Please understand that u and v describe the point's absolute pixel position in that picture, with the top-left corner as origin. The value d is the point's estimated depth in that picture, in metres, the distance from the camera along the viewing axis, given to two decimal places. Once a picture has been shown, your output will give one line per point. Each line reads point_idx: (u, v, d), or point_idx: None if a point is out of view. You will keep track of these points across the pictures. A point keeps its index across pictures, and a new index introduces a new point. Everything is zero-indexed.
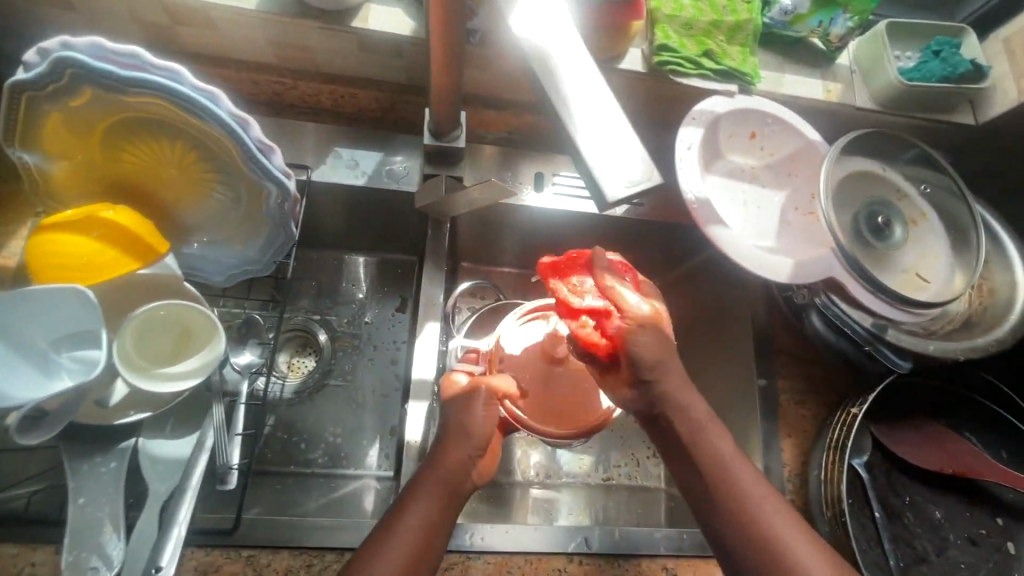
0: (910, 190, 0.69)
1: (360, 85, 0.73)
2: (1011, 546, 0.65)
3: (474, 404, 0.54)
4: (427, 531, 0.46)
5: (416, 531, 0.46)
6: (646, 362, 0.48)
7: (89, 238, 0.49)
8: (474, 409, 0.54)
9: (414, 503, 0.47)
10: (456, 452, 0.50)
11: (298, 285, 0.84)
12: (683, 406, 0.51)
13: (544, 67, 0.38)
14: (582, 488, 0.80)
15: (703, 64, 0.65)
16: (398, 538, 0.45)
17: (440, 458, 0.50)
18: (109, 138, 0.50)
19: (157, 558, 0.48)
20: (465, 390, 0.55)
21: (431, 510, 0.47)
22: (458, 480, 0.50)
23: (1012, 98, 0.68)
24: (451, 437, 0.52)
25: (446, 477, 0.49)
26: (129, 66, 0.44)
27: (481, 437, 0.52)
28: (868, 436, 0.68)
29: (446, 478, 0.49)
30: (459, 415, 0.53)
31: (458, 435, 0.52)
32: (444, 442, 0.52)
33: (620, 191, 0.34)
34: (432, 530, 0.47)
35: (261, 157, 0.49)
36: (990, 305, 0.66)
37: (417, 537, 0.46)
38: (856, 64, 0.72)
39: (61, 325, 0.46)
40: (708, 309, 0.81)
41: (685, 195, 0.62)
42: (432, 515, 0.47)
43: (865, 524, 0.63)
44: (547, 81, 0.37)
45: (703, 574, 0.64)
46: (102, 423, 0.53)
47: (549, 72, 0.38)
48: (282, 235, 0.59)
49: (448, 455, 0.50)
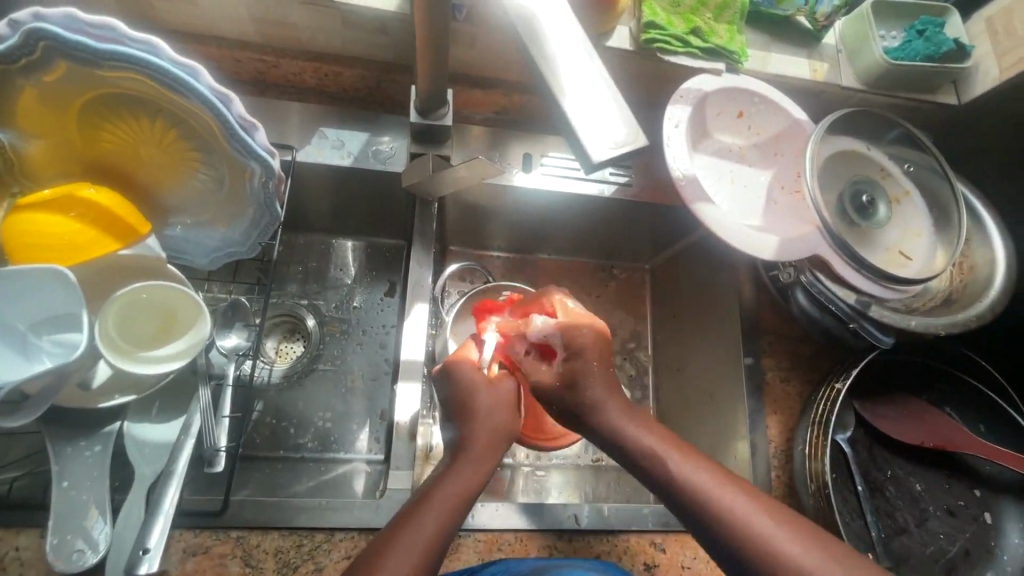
0: (893, 168, 0.69)
1: (345, 63, 0.72)
2: (989, 517, 0.68)
3: (501, 385, 0.55)
4: (445, 532, 0.44)
5: (437, 528, 0.44)
6: (569, 413, 0.53)
7: (67, 217, 0.48)
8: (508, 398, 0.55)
9: (439, 499, 0.45)
10: (489, 446, 0.51)
11: (285, 270, 0.83)
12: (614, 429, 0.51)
13: (531, 33, 0.37)
14: (572, 468, 0.81)
15: (690, 41, 0.65)
16: (423, 533, 0.43)
17: (471, 449, 0.50)
18: (88, 115, 0.49)
19: (145, 538, 0.48)
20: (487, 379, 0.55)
21: (452, 503, 0.46)
22: (484, 478, 0.49)
23: (993, 77, 0.69)
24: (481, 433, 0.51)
25: (469, 479, 0.48)
26: (104, 38, 0.42)
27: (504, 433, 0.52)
28: (851, 412, 0.69)
29: (477, 474, 0.48)
30: (485, 403, 0.53)
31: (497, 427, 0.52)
32: (475, 436, 0.51)
33: (605, 155, 0.34)
34: (451, 533, 0.45)
35: (243, 135, 0.48)
36: (971, 282, 0.68)
37: (440, 535, 0.43)
38: (842, 44, 0.72)
39: (41, 307, 0.45)
40: (695, 290, 0.82)
41: (672, 172, 0.62)
42: (455, 515, 0.45)
43: (849, 498, 0.65)
44: (534, 50, 0.37)
45: (691, 549, 0.65)
46: (85, 406, 0.51)
47: (538, 40, 0.37)
48: (267, 217, 0.58)
49: (473, 455, 0.50)
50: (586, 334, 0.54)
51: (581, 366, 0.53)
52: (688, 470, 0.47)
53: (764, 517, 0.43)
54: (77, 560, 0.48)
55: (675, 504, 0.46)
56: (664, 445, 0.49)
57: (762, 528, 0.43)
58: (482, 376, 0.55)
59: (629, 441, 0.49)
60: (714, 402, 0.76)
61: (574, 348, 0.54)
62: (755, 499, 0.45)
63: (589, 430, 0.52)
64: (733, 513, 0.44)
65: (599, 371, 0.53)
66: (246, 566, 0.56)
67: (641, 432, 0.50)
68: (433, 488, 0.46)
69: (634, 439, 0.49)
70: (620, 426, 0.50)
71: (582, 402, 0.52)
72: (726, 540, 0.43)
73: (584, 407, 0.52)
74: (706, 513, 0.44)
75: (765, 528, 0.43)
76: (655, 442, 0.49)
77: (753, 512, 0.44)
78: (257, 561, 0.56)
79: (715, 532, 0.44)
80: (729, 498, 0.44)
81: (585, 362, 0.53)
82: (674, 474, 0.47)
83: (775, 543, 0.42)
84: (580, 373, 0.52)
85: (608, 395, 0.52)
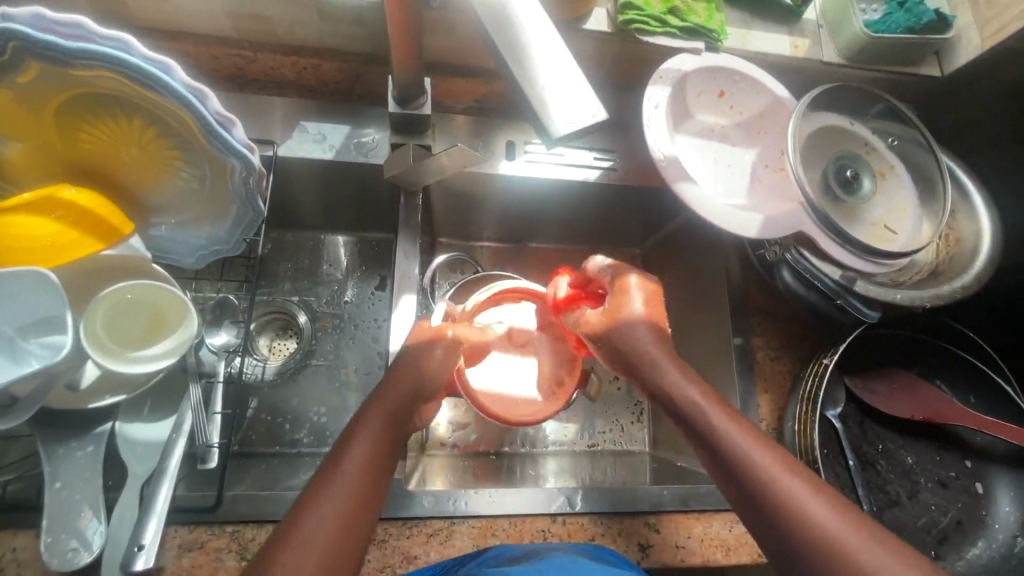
0: (878, 143, 0.69)
1: (323, 56, 0.71)
2: (980, 487, 0.68)
3: (432, 354, 0.57)
4: (370, 468, 0.47)
5: (361, 464, 0.47)
6: (621, 357, 0.56)
7: (49, 219, 0.48)
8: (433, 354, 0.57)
9: (360, 440, 0.48)
10: (403, 386, 0.53)
11: (274, 267, 0.83)
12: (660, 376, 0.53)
13: (487, 8, 0.37)
14: (568, 455, 0.82)
15: (668, 21, 0.64)
16: (346, 473, 0.46)
17: (387, 395, 0.52)
18: (64, 117, 0.49)
19: (139, 536, 0.49)
20: (427, 339, 0.59)
21: (374, 446, 0.48)
22: (403, 418, 0.52)
23: (977, 47, 0.69)
24: (399, 381, 0.53)
25: (389, 419, 0.51)
26: (73, 37, 0.42)
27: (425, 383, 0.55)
28: (842, 388, 0.70)
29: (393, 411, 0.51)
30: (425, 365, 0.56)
31: (414, 375, 0.55)
32: (393, 382, 0.53)
33: (567, 128, 0.34)
34: (380, 468, 0.48)
35: (221, 132, 0.48)
36: (957, 254, 0.68)
37: (364, 474, 0.46)
38: (823, 19, 0.72)
39: (25, 310, 0.45)
40: (684, 274, 0.82)
41: (654, 153, 0.62)
42: (379, 454, 0.48)
43: (840, 473, 0.65)
44: (493, 27, 0.36)
45: (684, 529, 0.65)
46: (75, 407, 0.51)
47: (494, 13, 0.37)
48: (250, 212, 0.58)
49: (390, 400, 0.52)
50: (631, 296, 0.57)
51: (628, 308, 0.56)
52: (731, 428, 0.48)
53: (790, 479, 0.45)
54: (73, 559, 0.48)
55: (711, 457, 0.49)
56: (707, 401, 0.50)
57: (793, 490, 0.44)
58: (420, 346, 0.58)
59: (676, 390, 0.52)
60: (706, 382, 0.77)
61: (620, 289, 0.58)
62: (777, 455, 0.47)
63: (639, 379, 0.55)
64: (764, 471, 0.46)
65: (643, 316, 0.56)
66: (241, 560, 0.56)
67: (688, 386, 0.52)
68: (355, 426, 0.50)
69: (680, 391, 0.51)
70: (667, 380, 0.52)
71: (629, 342, 0.55)
72: (756, 497, 0.45)
73: (636, 353, 0.54)
74: (740, 468, 0.47)
75: (795, 489, 0.45)
76: (695, 397, 0.51)
77: (784, 473, 0.46)
78: (252, 555, 0.57)
79: (743, 489, 0.46)
80: (761, 457, 0.47)
81: (632, 303, 0.57)
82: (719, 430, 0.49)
83: (804, 504, 0.44)
84: (627, 311, 0.56)
85: (658, 345, 0.54)
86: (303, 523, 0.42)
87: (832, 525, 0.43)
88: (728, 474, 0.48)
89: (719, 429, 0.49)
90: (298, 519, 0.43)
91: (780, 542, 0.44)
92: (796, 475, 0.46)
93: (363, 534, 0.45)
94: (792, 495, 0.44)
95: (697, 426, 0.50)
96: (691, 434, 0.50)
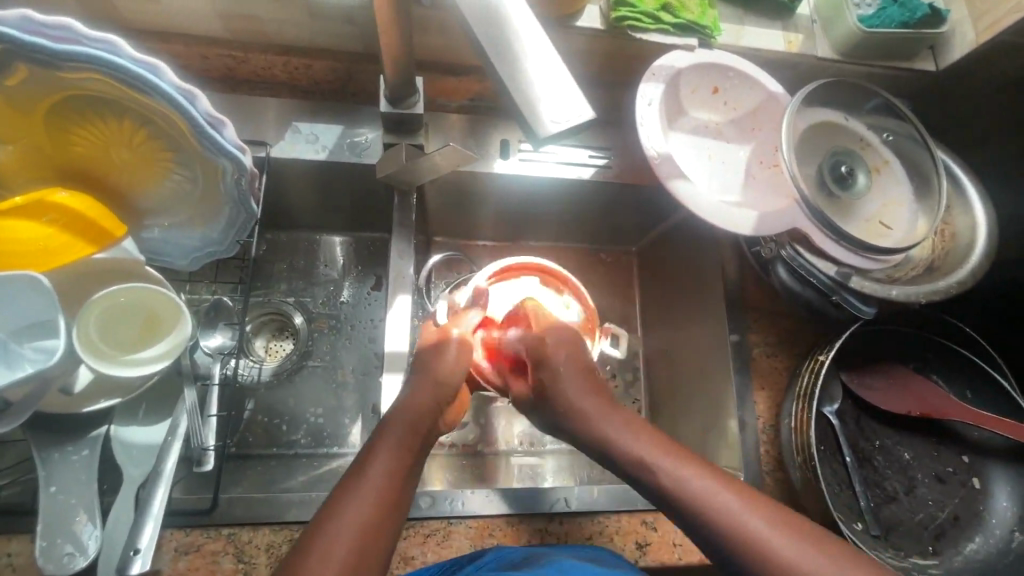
0: (872, 138, 0.69)
1: (314, 55, 0.71)
2: (977, 482, 0.68)
3: (444, 353, 0.57)
4: (396, 475, 0.47)
5: (387, 471, 0.47)
6: (556, 421, 0.53)
7: (40, 223, 0.47)
8: (445, 356, 0.57)
9: (384, 448, 0.48)
10: (425, 397, 0.52)
11: (270, 268, 0.83)
12: (601, 435, 0.50)
13: (474, 6, 0.36)
14: (566, 453, 0.82)
15: (661, 18, 0.64)
16: (371, 479, 0.46)
17: (411, 404, 0.52)
18: (53, 121, 0.48)
19: (135, 540, 0.49)
20: (435, 340, 0.58)
21: (398, 455, 0.48)
22: (425, 429, 0.51)
23: (970, 41, 0.69)
24: (420, 387, 0.53)
25: (412, 425, 0.51)
26: (62, 39, 0.41)
27: (445, 387, 0.54)
28: (839, 384, 0.70)
29: (418, 420, 0.51)
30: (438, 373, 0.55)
31: (430, 384, 0.54)
32: (417, 386, 0.53)
33: (554, 128, 0.34)
34: (405, 475, 0.48)
35: (211, 132, 0.47)
36: (952, 249, 0.67)
37: (390, 481, 0.47)
38: (817, 13, 0.71)
39: (18, 314, 0.45)
40: (680, 271, 0.82)
41: (647, 151, 0.62)
42: (404, 462, 0.48)
43: (837, 469, 0.66)
44: (477, 25, 0.36)
45: (681, 526, 0.65)
46: (70, 411, 0.51)
47: (480, 11, 0.36)
48: (243, 214, 0.58)
49: (414, 406, 0.52)
50: (554, 357, 0.54)
51: (548, 371, 0.54)
52: (683, 474, 0.46)
53: (756, 518, 0.44)
54: (69, 563, 0.48)
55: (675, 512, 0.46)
56: (656, 451, 0.48)
57: (756, 530, 0.43)
58: (432, 352, 0.57)
59: (619, 446, 0.49)
60: (703, 379, 0.77)
61: (542, 358, 0.55)
62: (755, 499, 0.45)
63: (578, 440, 0.52)
64: (736, 521, 0.44)
65: (567, 372, 0.53)
66: (238, 562, 0.56)
67: (634, 438, 0.49)
68: (381, 435, 0.49)
69: (625, 446, 0.49)
70: (610, 436, 0.50)
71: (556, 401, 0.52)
72: (716, 538, 0.44)
73: (565, 412, 0.52)
74: (709, 521, 0.44)
75: (759, 528, 0.43)
76: (644, 449, 0.48)
77: (747, 512, 0.44)
78: (249, 557, 0.57)
79: (714, 540, 0.44)
80: (733, 505, 0.44)
81: (556, 362, 0.54)
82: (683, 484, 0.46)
83: (766, 543, 0.43)
84: (550, 371, 0.53)
85: (589, 403, 0.51)
86: (329, 526, 0.43)
87: (801, 562, 0.42)
88: (695, 527, 0.45)
89: (670, 476, 0.47)
90: (324, 523, 0.43)
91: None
92: (762, 511, 0.44)
93: (388, 539, 0.45)
94: (770, 543, 0.43)
95: (646, 482, 0.47)
96: (641, 488, 0.48)
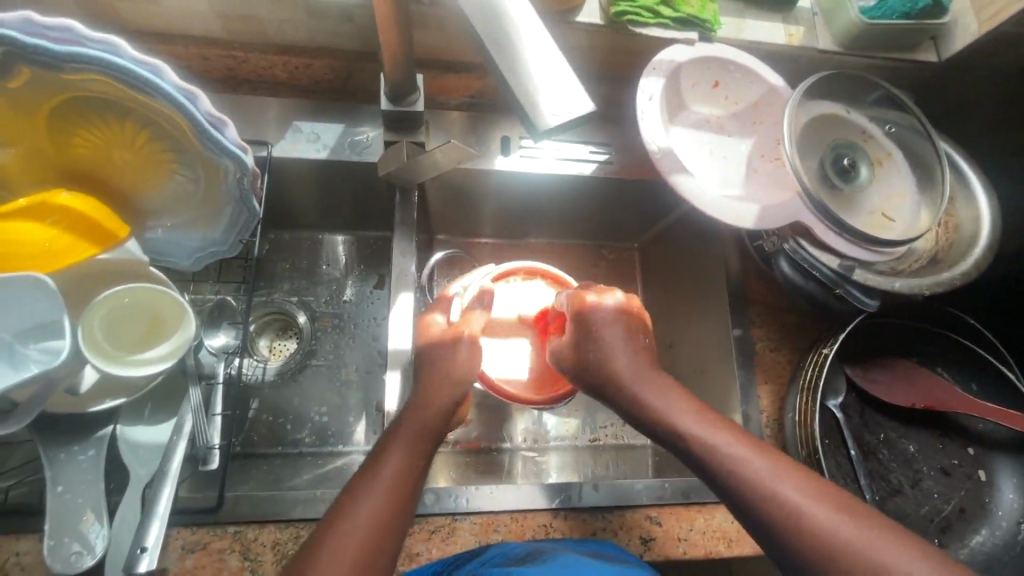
0: (875, 131, 0.69)
1: (314, 54, 0.71)
2: (983, 474, 0.68)
3: (455, 355, 0.55)
4: (406, 475, 0.47)
5: (397, 472, 0.47)
6: (592, 380, 0.54)
7: (44, 224, 0.47)
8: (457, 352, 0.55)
9: (397, 448, 0.49)
10: (439, 399, 0.52)
11: (272, 268, 0.83)
12: (661, 415, 0.51)
13: (472, 1, 0.36)
14: (570, 450, 0.82)
15: (661, 12, 0.64)
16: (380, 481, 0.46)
17: (424, 405, 0.52)
18: (54, 124, 0.48)
19: (142, 538, 0.49)
20: (445, 338, 0.56)
21: (408, 457, 0.49)
22: (436, 431, 0.51)
23: (973, 31, 0.68)
24: (431, 390, 0.53)
25: (426, 424, 0.51)
26: (63, 40, 0.41)
27: (456, 386, 0.53)
28: (843, 377, 0.69)
29: (430, 422, 0.51)
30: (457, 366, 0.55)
31: (444, 381, 0.53)
32: (427, 388, 0.53)
33: (553, 121, 0.34)
34: (415, 475, 0.48)
35: (213, 132, 0.47)
36: (956, 241, 0.67)
37: (400, 478, 0.47)
38: (818, 5, 0.71)
39: (22, 317, 0.45)
40: (683, 266, 0.82)
41: (648, 146, 0.62)
42: (415, 463, 0.49)
43: (842, 462, 0.65)
44: (476, 23, 0.36)
45: (686, 521, 0.65)
46: (75, 411, 0.52)
47: (478, 5, 0.36)
48: (247, 213, 0.58)
49: (430, 406, 0.52)
50: (600, 311, 0.55)
51: (591, 329, 0.55)
52: (720, 443, 0.49)
53: (790, 486, 0.46)
54: (76, 562, 0.48)
55: (734, 497, 0.47)
56: (697, 422, 0.50)
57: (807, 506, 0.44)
58: (447, 335, 0.56)
59: (657, 412, 0.51)
60: (706, 374, 0.76)
61: (582, 317, 0.55)
62: (797, 473, 0.47)
63: (611, 401, 0.54)
64: (785, 498, 0.45)
65: (611, 331, 0.54)
66: (244, 560, 0.56)
67: (691, 420, 0.50)
68: (393, 437, 0.50)
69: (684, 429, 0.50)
70: (642, 397, 0.52)
71: (601, 363, 0.53)
72: (771, 519, 0.45)
73: (611, 377, 0.53)
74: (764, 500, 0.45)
75: (795, 497, 0.45)
76: (680, 417, 0.50)
77: (788, 481, 0.46)
78: (255, 555, 0.57)
79: (766, 522, 0.45)
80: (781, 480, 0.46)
81: (602, 316, 0.55)
82: (741, 467, 0.47)
83: (802, 508, 0.44)
84: (596, 327, 0.54)
85: (632, 369, 0.53)
86: (339, 528, 0.44)
87: (846, 533, 0.43)
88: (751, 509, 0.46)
89: (716, 447, 0.48)
90: (332, 525, 0.44)
91: (781, 547, 0.45)
92: (803, 481, 0.46)
93: (397, 540, 0.45)
94: (820, 521, 0.44)
95: (681, 447, 0.50)
96: (684, 459, 0.50)
